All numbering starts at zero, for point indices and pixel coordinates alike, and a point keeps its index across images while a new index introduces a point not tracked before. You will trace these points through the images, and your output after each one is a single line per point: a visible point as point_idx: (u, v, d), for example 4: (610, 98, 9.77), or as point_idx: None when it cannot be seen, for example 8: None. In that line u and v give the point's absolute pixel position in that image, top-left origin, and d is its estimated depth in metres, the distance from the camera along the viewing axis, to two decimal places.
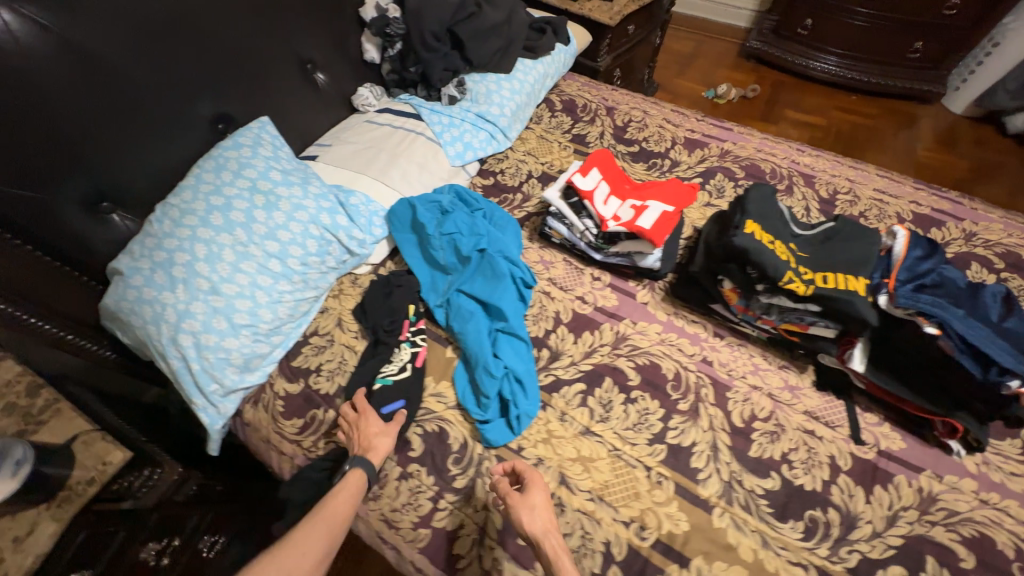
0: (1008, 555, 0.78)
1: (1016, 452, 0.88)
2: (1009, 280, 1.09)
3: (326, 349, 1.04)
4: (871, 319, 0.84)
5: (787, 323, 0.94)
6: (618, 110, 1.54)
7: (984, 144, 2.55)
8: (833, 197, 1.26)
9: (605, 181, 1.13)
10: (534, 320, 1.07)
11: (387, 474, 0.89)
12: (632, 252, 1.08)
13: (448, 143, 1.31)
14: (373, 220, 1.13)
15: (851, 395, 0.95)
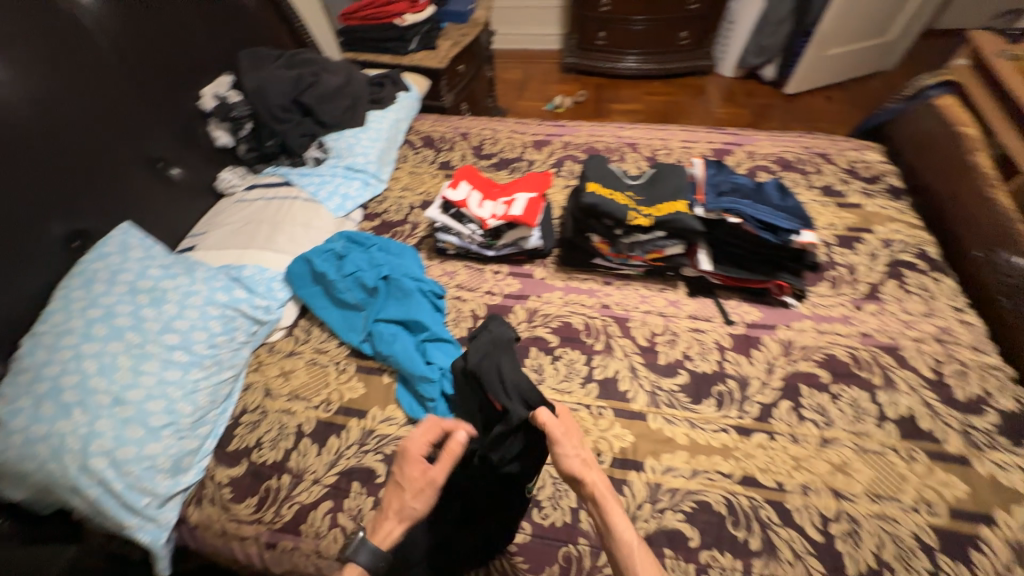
0: (846, 361, 1.04)
1: (829, 290, 1.17)
2: (785, 177, 1.45)
3: (261, 422, 1.04)
4: (698, 227, 1.08)
5: (649, 253, 1.16)
6: (471, 133, 1.75)
7: (754, 94, 3.27)
8: (655, 154, 1.57)
9: (475, 189, 1.29)
10: (454, 323, 1.17)
11: (361, 510, 0.90)
12: (517, 239, 1.24)
13: (326, 199, 1.39)
14: (272, 285, 1.17)
15: (713, 292, 1.19)
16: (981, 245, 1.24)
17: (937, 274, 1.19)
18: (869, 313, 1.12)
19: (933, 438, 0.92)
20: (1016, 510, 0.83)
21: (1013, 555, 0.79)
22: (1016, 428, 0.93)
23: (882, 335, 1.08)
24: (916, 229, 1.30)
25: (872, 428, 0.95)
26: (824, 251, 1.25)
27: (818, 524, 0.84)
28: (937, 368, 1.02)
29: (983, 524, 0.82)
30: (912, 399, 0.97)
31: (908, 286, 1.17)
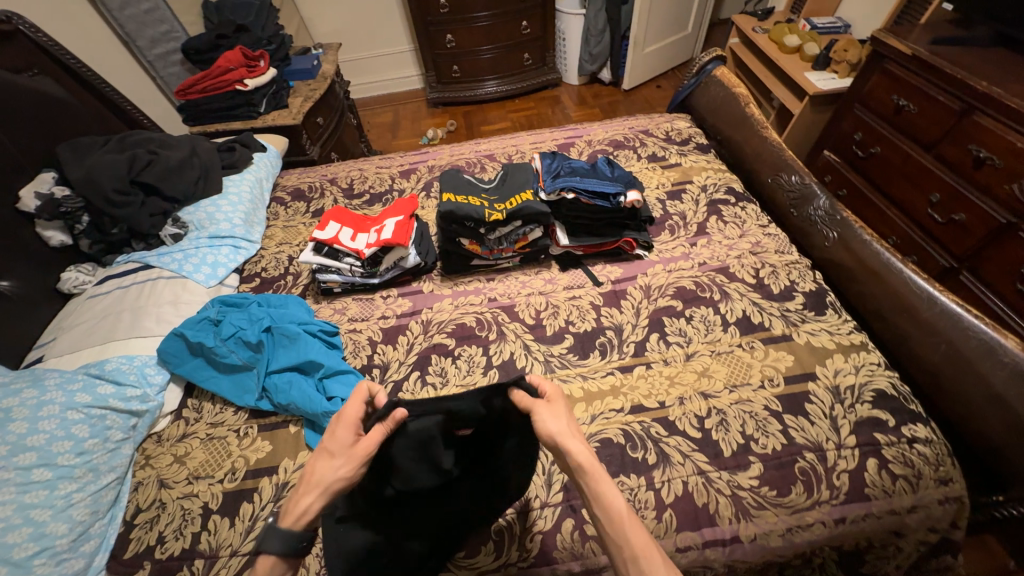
0: (692, 288, 1.24)
1: (669, 237, 1.39)
2: (619, 155, 1.69)
3: (160, 516, 0.96)
4: (544, 209, 1.23)
5: (516, 242, 1.28)
6: (339, 177, 1.79)
7: (600, 95, 3.71)
8: (511, 159, 1.73)
9: (346, 226, 1.34)
10: (353, 354, 1.19)
11: None
12: (397, 261, 1.30)
13: (193, 271, 1.34)
14: (145, 371, 1.10)
15: (581, 262, 1.35)
16: (769, 173, 1.55)
17: (743, 203, 1.46)
18: (702, 246, 1.35)
19: (764, 328, 1.13)
20: (829, 362, 1.05)
21: (832, 397, 1.00)
22: (818, 302, 1.18)
23: (714, 260, 1.30)
24: (723, 172, 1.58)
25: (720, 334, 1.14)
26: (659, 206, 1.48)
27: (696, 424, 0.99)
28: (757, 274, 1.25)
29: (809, 381, 1.02)
30: (744, 303, 1.19)
31: (725, 218, 1.42)
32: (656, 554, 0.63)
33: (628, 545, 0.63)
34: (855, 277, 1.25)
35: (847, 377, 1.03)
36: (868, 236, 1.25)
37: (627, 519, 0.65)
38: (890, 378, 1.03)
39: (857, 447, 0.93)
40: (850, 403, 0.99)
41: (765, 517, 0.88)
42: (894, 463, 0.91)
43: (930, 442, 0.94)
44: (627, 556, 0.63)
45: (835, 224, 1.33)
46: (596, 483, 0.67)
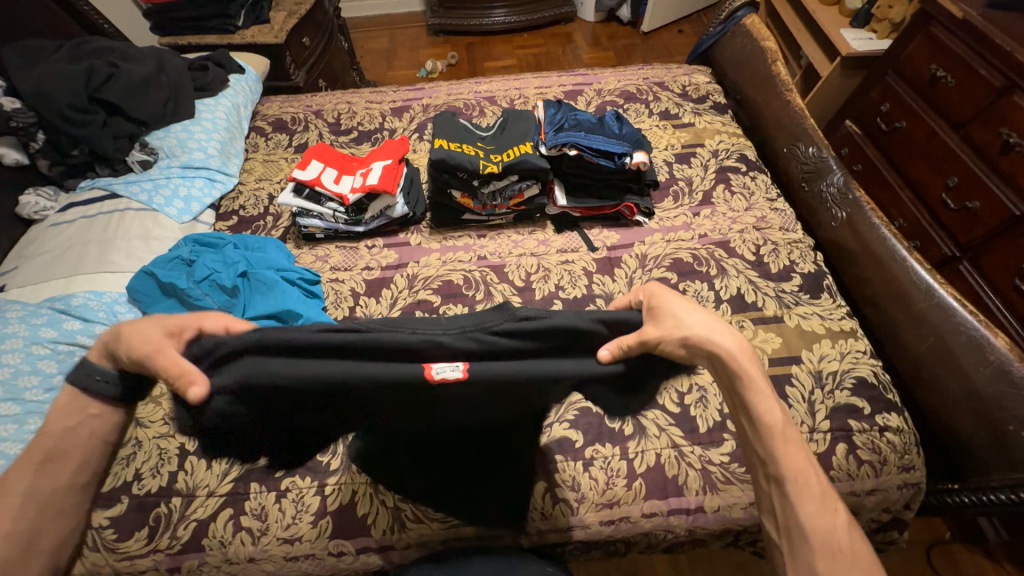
0: (689, 261, 1.20)
1: (672, 204, 1.32)
2: (628, 108, 1.57)
3: (137, 453, 0.96)
4: (544, 165, 1.14)
5: (511, 199, 1.20)
6: (325, 109, 1.64)
7: (616, 35, 3.41)
8: (512, 104, 1.59)
9: (329, 166, 1.24)
10: (335, 306, 1.15)
11: (264, 506, 0.89)
12: (383, 210, 1.23)
13: (164, 205, 1.25)
14: (115, 309, 1.05)
15: (578, 225, 1.29)
16: (786, 141, 1.46)
17: (754, 173, 1.38)
18: (704, 217, 1.29)
19: (756, 307, 1.11)
20: (816, 347, 1.04)
21: (814, 382, 1.00)
22: (814, 285, 1.15)
23: (714, 233, 1.25)
24: (737, 137, 1.48)
25: (712, 311, 1.11)
26: (665, 170, 1.39)
27: (676, 400, 0.99)
28: (757, 252, 1.21)
29: (793, 364, 1.02)
30: (740, 281, 1.15)
31: (733, 188, 1.34)
32: (814, 481, 0.63)
33: (780, 464, 0.64)
34: (857, 261, 1.22)
35: (831, 363, 1.02)
36: (878, 219, 1.20)
37: (784, 442, 0.65)
38: (873, 367, 1.03)
39: (830, 432, 0.94)
40: (829, 389, 0.99)
41: (731, 491, 0.91)
42: (862, 450, 0.93)
43: (901, 431, 0.95)
44: (774, 473, 0.64)
45: (845, 203, 1.27)
46: (758, 398, 0.66)
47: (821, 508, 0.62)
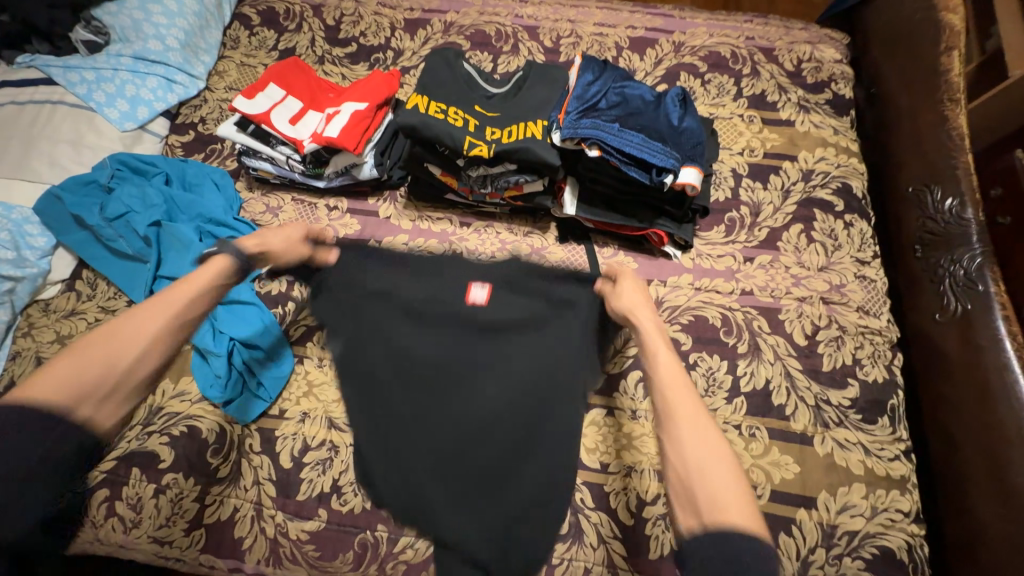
0: (716, 325, 0.90)
1: (722, 237, 0.98)
2: (710, 81, 1.14)
3: None
4: (553, 160, 0.82)
5: (505, 191, 0.91)
6: (326, 5, 1.28)
7: None
8: (557, 44, 1.20)
9: (290, 97, 0.97)
10: (271, 276, 0.96)
11: (141, 497, 0.81)
12: (348, 168, 0.97)
13: (104, 104, 1.04)
14: (24, 230, 0.92)
15: (589, 238, 0.99)
16: (918, 178, 1.03)
17: (853, 216, 0.99)
18: (758, 266, 0.95)
19: (781, 414, 0.83)
20: (842, 491, 0.78)
21: (821, 537, 0.75)
22: (874, 402, 0.84)
23: (763, 294, 0.93)
24: (849, 155, 1.05)
25: (720, 403, 0.85)
26: (729, 186, 1.03)
27: (632, 507, 0.79)
28: (812, 334, 0.89)
29: (801, 506, 0.77)
30: (773, 370, 0.86)
31: (814, 233, 0.97)
32: (710, 432, 0.54)
33: (662, 396, 0.58)
34: (952, 379, 0.88)
35: (854, 518, 0.77)
36: (1007, 332, 0.83)
37: (668, 379, 0.60)
38: (911, 537, 0.76)
39: None
40: (837, 553, 0.75)
41: None
42: None
43: None
44: (664, 412, 0.57)
45: (968, 295, 0.89)
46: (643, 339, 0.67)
47: (707, 460, 0.52)
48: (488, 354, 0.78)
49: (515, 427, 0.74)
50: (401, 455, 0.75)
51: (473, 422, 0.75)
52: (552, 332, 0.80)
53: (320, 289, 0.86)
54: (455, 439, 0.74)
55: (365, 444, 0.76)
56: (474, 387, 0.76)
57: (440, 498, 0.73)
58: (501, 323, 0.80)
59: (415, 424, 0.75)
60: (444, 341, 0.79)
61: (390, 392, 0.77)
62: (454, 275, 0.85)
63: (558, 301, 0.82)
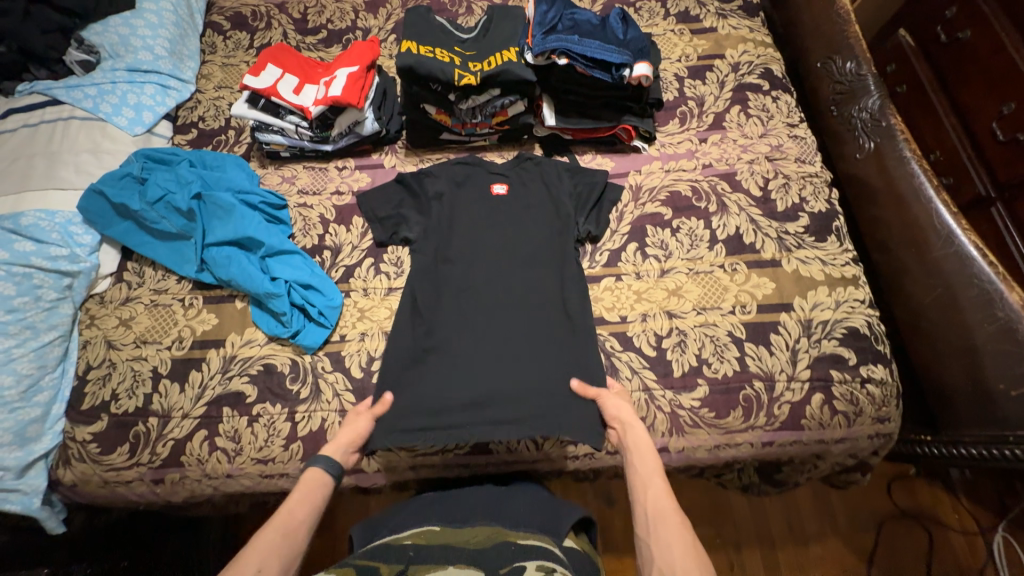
0: (688, 195, 1.08)
1: (678, 128, 1.17)
2: (642, 7, 1.33)
3: (112, 375, 0.97)
4: (529, 77, 0.99)
5: (493, 116, 1.08)
6: (289, 2, 1.40)
7: None
8: None
9: (289, 73, 1.11)
10: (303, 233, 1.08)
11: (237, 429, 0.92)
12: (351, 126, 1.11)
13: (112, 114, 1.13)
14: (70, 230, 1.02)
15: (570, 149, 1.16)
16: (822, 54, 1.25)
17: (777, 92, 1.20)
18: (711, 145, 1.14)
19: (753, 250, 1.02)
20: (810, 294, 0.98)
21: (801, 330, 0.95)
22: (822, 227, 1.04)
23: (720, 164, 1.12)
24: (765, 46, 1.26)
25: (704, 252, 1.03)
26: (675, 87, 1.21)
27: (652, 343, 0.95)
28: (764, 186, 1.09)
29: (782, 312, 0.96)
30: (740, 219, 1.05)
31: (750, 110, 1.17)
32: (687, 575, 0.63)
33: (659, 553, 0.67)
34: (877, 200, 1.10)
35: (823, 311, 0.96)
36: (910, 150, 1.05)
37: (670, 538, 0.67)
38: (869, 317, 0.96)
39: (808, 382, 0.91)
40: (816, 339, 0.94)
41: (697, 434, 0.90)
42: (839, 400, 0.91)
43: (883, 383, 0.92)
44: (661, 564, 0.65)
45: (876, 132, 1.11)
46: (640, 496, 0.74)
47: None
48: (516, 236, 1.04)
49: (540, 275, 1.00)
50: (453, 311, 0.98)
51: (508, 286, 0.99)
52: (551, 211, 1.07)
53: (365, 203, 1.08)
54: (496, 294, 0.99)
55: (427, 313, 0.98)
56: (506, 261, 1.02)
57: (503, 343, 0.95)
58: (516, 210, 1.07)
59: (463, 288, 1.00)
60: (474, 234, 1.05)
61: (447, 268, 1.02)
62: (470, 197, 1.09)
63: (554, 191, 1.08)
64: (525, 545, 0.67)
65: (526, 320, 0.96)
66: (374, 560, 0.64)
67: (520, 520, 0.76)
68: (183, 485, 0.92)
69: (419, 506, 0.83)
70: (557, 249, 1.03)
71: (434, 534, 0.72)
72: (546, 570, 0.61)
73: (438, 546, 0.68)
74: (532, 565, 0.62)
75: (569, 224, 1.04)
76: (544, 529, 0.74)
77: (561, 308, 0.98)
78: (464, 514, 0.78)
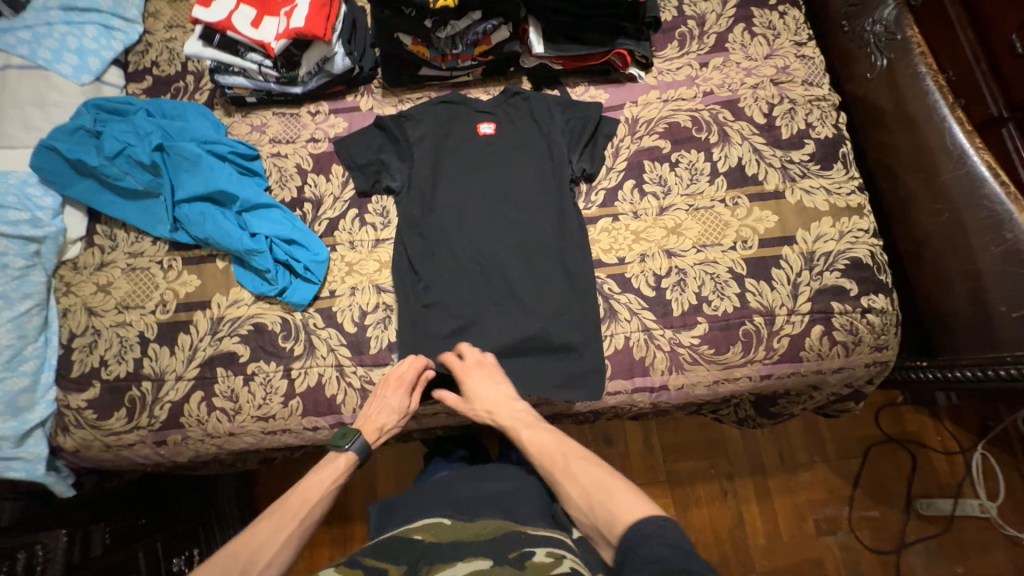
0: (687, 126, 1.02)
1: (677, 52, 1.07)
2: None
3: (98, 341, 0.94)
4: None
5: (475, 45, 0.99)
6: None
7: None
8: None
9: (245, 4, 0.99)
10: (280, 186, 1.02)
11: (233, 389, 0.91)
12: (320, 64, 1.01)
13: (54, 60, 1.03)
14: (27, 192, 0.95)
15: (560, 82, 1.07)
16: None
17: (785, 7, 1.09)
18: (713, 70, 1.06)
19: (756, 181, 0.97)
20: (814, 226, 0.94)
21: (803, 263, 0.92)
22: (829, 154, 0.99)
23: (721, 91, 1.04)
24: None
25: (705, 186, 0.98)
26: (673, 6, 1.11)
27: (651, 283, 0.93)
28: (769, 112, 1.02)
29: (785, 245, 0.93)
30: (742, 149, 0.99)
31: (755, 28, 1.08)
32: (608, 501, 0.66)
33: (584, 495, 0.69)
34: (886, 123, 1.03)
35: (827, 243, 0.93)
36: (925, 66, 0.98)
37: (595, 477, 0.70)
38: (872, 247, 0.93)
39: (808, 314, 0.90)
40: (818, 271, 0.92)
41: (696, 371, 0.90)
42: (839, 331, 0.90)
43: (884, 313, 0.91)
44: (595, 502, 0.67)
45: (890, 48, 1.03)
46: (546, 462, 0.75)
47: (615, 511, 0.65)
48: (508, 180, 0.98)
49: (533, 219, 0.96)
50: (443, 259, 0.94)
51: (498, 232, 0.95)
52: (542, 150, 1.00)
53: (344, 150, 1.01)
54: (487, 240, 0.95)
55: (417, 262, 0.95)
56: (496, 206, 0.97)
57: (497, 289, 0.93)
58: (505, 149, 1.00)
59: (452, 235, 0.95)
60: (461, 178, 0.99)
61: (435, 216, 0.97)
62: (454, 138, 1.01)
63: (546, 127, 1.01)
64: (535, 535, 0.64)
65: (520, 265, 0.93)
66: (382, 561, 0.62)
67: (524, 513, 0.72)
68: (186, 445, 0.92)
69: (421, 497, 0.78)
70: (553, 193, 0.97)
71: (444, 527, 0.68)
72: (556, 556, 0.59)
73: (449, 543, 0.64)
74: (541, 552, 0.60)
75: (562, 162, 0.98)
76: (548, 521, 0.72)
77: (561, 254, 0.94)
78: (472, 507, 0.74)
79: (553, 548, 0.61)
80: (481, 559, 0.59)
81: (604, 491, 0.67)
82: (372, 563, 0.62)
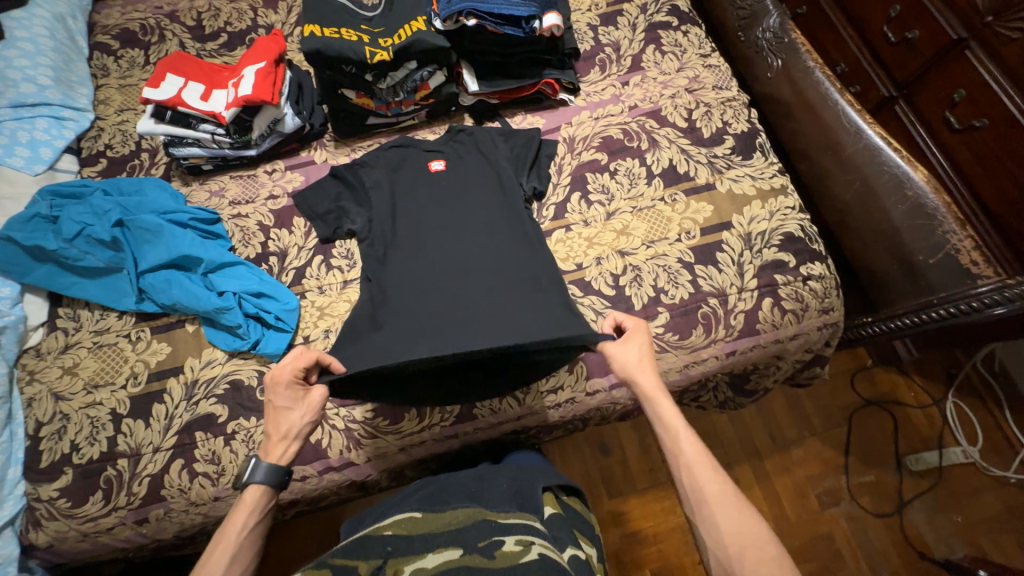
0: (620, 138, 1.11)
1: (600, 76, 1.19)
2: None
3: (67, 426, 0.91)
4: (441, 43, 0.99)
5: (416, 91, 1.07)
6: (180, 9, 1.31)
7: None
8: None
9: (193, 81, 1.06)
10: (244, 244, 1.05)
11: (214, 451, 0.89)
12: (272, 126, 1.07)
13: (5, 155, 1.05)
14: None
15: (499, 114, 1.16)
16: None
17: (687, 26, 1.24)
18: (634, 86, 1.17)
19: (689, 178, 1.07)
20: (746, 210, 1.03)
21: (743, 244, 1.00)
22: (747, 145, 1.10)
23: (644, 104, 1.15)
24: None
25: (644, 189, 1.06)
26: (591, 37, 1.23)
27: (610, 282, 0.99)
28: (689, 117, 1.13)
29: (723, 231, 1.01)
30: (671, 151, 1.09)
31: (664, 47, 1.21)
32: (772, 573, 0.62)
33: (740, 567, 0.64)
34: (792, 112, 1.16)
35: (760, 223, 1.02)
36: (812, 61, 1.12)
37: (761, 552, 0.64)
38: (801, 221, 1.03)
39: (757, 289, 0.97)
40: (757, 249, 1.00)
41: (666, 358, 0.95)
42: (787, 300, 0.97)
43: (823, 278, 0.99)
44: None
45: (781, 49, 1.18)
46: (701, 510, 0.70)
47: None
48: (461, 211, 1.03)
49: (495, 238, 1.01)
50: (408, 283, 0.97)
51: (462, 254, 0.99)
52: (495, 174, 1.07)
53: (303, 202, 1.05)
54: (454, 262, 0.99)
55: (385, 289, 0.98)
56: (456, 231, 1.01)
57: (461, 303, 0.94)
58: (460, 180, 1.07)
59: (418, 261, 1.00)
60: (426, 212, 1.04)
61: (401, 248, 1.01)
62: (411, 176, 1.08)
63: (493, 155, 1.08)
64: (506, 523, 0.67)
65: (485, 278, 0.97)
66: (353, 559, 0.63)
67: (495, 497, 0.74)
68: (169, 520, 0.89)
69: (397, 499, 0.80)
70: (509, 216, 1.03)
71: (414, 520, 0.69)
72: (526, 544, 0.62)
73: (417, 536, 0.66)
74: (511, 540, 0.63)
75: (512, 184, 1.05)
76: (519, 503, 0.73)
77: (533, 272, 0.96)
78: (444, 496, 0.75)
79: (523, 535, 0.64)
80: (452, 549, 0.63)
81: (758, 557, 0.63)
82: (341, 562, 0.63)
